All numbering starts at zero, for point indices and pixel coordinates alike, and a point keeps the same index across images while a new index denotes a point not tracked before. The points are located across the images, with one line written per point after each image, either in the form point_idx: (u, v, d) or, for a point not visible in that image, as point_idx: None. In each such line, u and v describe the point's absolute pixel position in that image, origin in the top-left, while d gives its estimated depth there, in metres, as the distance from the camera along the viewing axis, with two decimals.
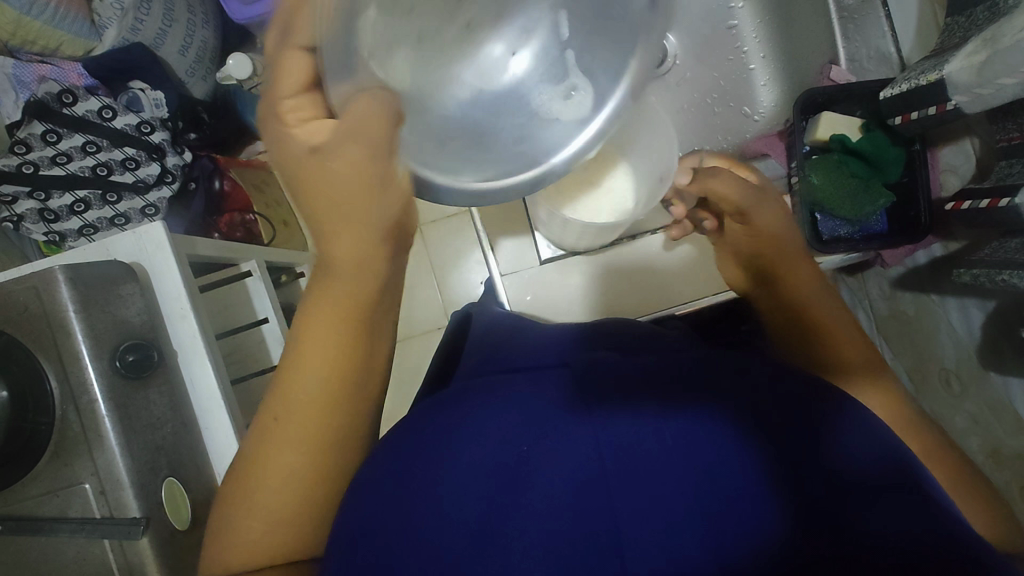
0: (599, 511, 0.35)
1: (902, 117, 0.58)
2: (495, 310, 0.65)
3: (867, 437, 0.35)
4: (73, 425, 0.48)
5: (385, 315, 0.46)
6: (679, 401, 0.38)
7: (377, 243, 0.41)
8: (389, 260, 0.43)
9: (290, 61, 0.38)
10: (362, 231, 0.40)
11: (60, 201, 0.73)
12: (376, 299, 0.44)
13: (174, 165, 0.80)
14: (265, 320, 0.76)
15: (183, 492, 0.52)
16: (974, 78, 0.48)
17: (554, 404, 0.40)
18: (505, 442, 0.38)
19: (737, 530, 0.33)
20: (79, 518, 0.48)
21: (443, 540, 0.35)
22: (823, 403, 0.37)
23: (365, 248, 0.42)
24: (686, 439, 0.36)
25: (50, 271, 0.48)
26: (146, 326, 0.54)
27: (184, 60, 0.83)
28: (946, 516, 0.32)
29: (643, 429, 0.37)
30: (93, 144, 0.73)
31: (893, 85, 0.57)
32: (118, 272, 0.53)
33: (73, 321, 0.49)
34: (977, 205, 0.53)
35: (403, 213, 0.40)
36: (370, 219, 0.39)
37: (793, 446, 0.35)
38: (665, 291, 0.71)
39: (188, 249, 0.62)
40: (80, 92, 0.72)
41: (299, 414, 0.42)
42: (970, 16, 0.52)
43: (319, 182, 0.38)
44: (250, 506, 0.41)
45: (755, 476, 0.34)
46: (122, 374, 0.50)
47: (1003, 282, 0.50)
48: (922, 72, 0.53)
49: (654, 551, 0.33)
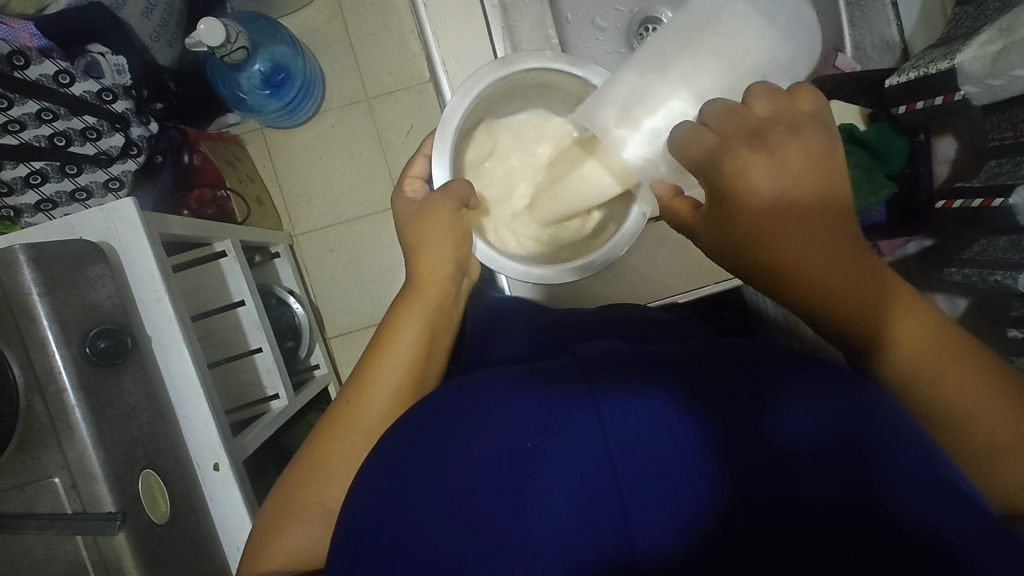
0: (550, 494, 0.34)
1: (906, 108, 0.59)
2: (494, 299, 0.64)
3: (816, 407, 0.34)
4: (40, 416, 0.45)
5: (446, 330, 0.57)
6: (645, 377, 0.37)
7: (445, 267, 0.57)
8: (449, 281, 0.57)
9: (417, 162, 0.67)
10: (427, 254, 0.57)
11: (14, 172, 0.67)
12: (438, 314, 0.56)
13: (138, 136, 0.75)
14: (241, 302, 0.73)
15: (161, 484, 0.50)
16: (986, 69, 0.49)
17: (522, 386, 0.39)
18: (466, 425, 0.37)
19: (682, 511, 0.33)
20: (48, 514, 0.45)
21: (408, 519, 0.35)
22: (788, 379, 0.36)
23: (441, 276, 0.57)
24: (637, 416, 0.35)
25: (10, 249, 0.44)
26: (118, 309, 0.51)
27: (149, 23, 0.79)
28: (896, 498, 0.31)
29: (593, 408, 0.36)
30: (49, 111, 0.67)
31: (898, 74, 0.58)
32: (85, 251, 0.50)
33: (38, 305, 0.45)
34: (970, 205, 0.55)
35: (458, 248, 0.58)
36: (428, 248, 0.57)
37: (740, 420, 0.35)
38: (668, 276, 0.66)
39: (161, 228, 0.58)
40: (32, 53, 0.66)
41: (372, 414, 0.50)
42: (980, 5, 0.53)
43: (427, 243, 0.57)
44: (312, 483, 0.48)
45: (701, 453, 0.34)
46: (93, 361, 0.47)
47: (994, 282, 0.51)
48: (931, 61, 0.54)
49: (607, 532, 0.33)
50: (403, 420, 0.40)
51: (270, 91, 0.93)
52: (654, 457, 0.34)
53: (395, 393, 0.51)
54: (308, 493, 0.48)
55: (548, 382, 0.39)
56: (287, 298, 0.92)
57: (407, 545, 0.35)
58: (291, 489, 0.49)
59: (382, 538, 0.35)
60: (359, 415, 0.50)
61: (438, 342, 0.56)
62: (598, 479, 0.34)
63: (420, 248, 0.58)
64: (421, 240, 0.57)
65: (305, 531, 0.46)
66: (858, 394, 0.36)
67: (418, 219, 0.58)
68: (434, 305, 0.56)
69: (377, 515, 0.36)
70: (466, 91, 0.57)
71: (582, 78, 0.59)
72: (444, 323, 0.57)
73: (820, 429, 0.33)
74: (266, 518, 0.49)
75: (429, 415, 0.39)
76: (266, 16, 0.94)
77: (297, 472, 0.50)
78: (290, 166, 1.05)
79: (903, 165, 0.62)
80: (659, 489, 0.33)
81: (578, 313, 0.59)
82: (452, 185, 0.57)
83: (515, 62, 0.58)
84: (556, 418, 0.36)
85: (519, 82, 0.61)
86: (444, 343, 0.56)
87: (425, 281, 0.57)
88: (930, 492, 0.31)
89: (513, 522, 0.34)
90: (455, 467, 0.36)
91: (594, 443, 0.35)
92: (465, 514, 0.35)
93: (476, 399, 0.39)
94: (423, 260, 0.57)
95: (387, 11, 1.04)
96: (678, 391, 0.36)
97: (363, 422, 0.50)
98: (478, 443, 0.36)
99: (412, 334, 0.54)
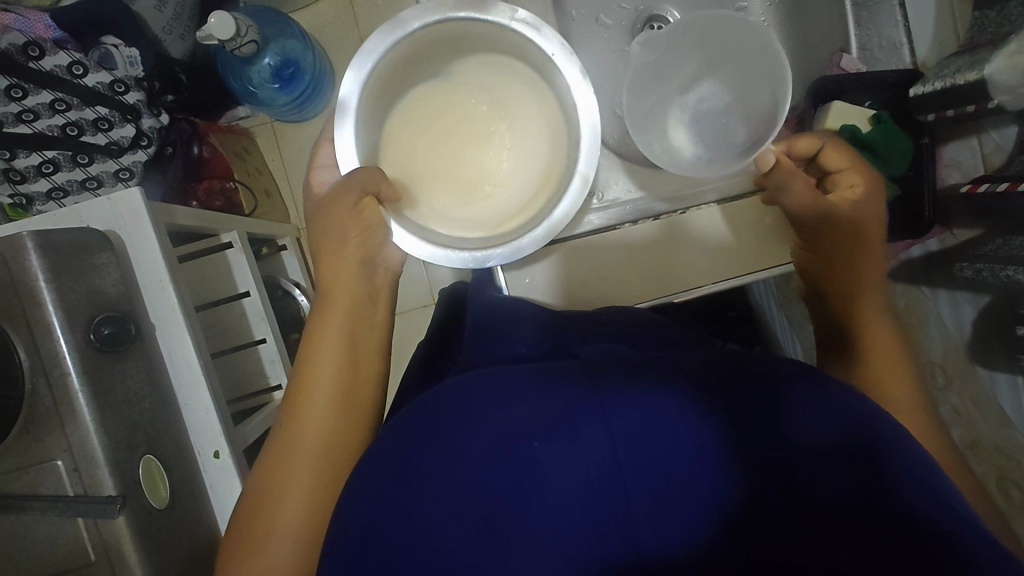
0: (558, 494, 0.35)
1: (935, 115, 0.58)
2: (491, 292, 0.62)
3: (825, 415, 0.35)
4: (44, 399, 0.46)
5: (370, 329, 0.59)
6: (654, 378, 0.37)
7: (354, 270, 0.58)
8: (359, 281, 0.59)
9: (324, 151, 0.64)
10: (335, 259, 0.58)
11: (26, 161, 0.69)
12: (354, 313, 0.58)
13: (149, 128, 0.77)
14: (246, 294, 0.74)
15: (162, 469, 0.51)
16: (1019, 80, 0.49)
17: (525, 383, 0.39)
18: (471, 421, 0.37)
19: (698, 514, 0.33)
20: (51, 496, 0.46)
21: (419, 513, 0.35)
22: (793, 388, 0.36)
23: (350, 280, 0.58)
24: (646, 420, 0.35)
25: (17, 237, 0.45)
26: (122, 297, 0.52)
27: (161, 16, 0.80)
28: (909, 502, 0.31)
29: (596, 412, 0.35)
30: (62, 102, 0.69)
31: (922, 82, 0.58)
32: (91, 240, 0.50)
33: (44, 291, 0.46)
34: (994, 189, 0.52)
35: (361, 245, 0.58)
36: (340, 250, 0.58)
37: (746, 425, 0.35)
38: (667, 272, 0.62)
39: (168, 218, 0.59)
40: (47, 45, 0.67)
41: (316, 425, 0.52)
42: (1002, 10, 0.53)
43: (333, 242, 0.57)
44: (280, 492, 0.48)
45: (711, 457, 0.34)
46: (97, 347, 0.48)
47: (1006, 277, 0.50)
48: (958, 70, 0.54)
49: (617, 533, 0.33)
50: (410, 416, 0.40)
51: (281, 85, 0.93)
52: (662, 462, 0.34)
53: (330, 407, 0.53)
54: (279, 499, 0.48)
55: (552, 384, 0.38)
56: (293, 291, 0.94)
57: (413, 551, 0.34)
58: (265, 488, 0.49)
59: (386, 541, 0.35)
60: (302, 424, 0.52)
61: (365, 348, 0.58)
62: (604, 479, 0.34)
63: (329, 259, 0.58)
64: (333, 239, 0.57)
65: (286, 551, 0.46)
66: (865, 411, 0.36)
67: (321, 216, 0.57)
68: (350, 307, 0.58)
69: (384, 513, 0.36)
70: (356, 66, 0.53)
71: (498, 24, 0.54)
72: (366, 326, 0.59)
73: (829, 440, 0.34)
74: (247, 505, 0.49)
75: (433, 412, 0.38)
76: (276, 9, 0.94)
77: (258, 500, 0.49)
78: (300, 158, 1.06)
79: (905, 168, 0.61)
80: (676, 498, 0.33)
81: (570, 313, 0.58)
82: (356, 174, 0.53)
83: (407, 20, 0.53)
84: (561, 423, 0.36)
85: (432, 39, 0.56)
86: (375, 354, 0.59)
87: (331, 290, 0.58)
88: (938, 500, 0.32)
89: (522, 523, 0.34)
90: (463, 464, 0.36)
91: (601, 443, 0.35)
92: (472, 509, 0.35)
93: (474, 396, 0.38)
94: (331, 264, 0.58)
95: (398, 6, 1.05)
96: (686, 397, 0.36)
97: (306, 434, 0.51)
98: (484, 442, 0.36)
99: (339, 350, 0.55)
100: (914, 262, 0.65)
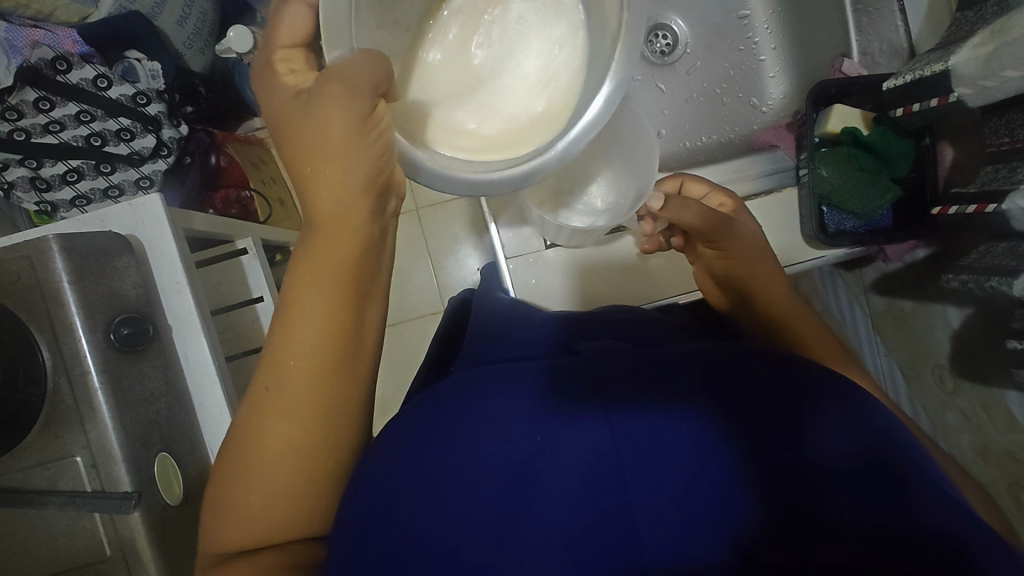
0: (562, 494, 0.35)
1: (904, 109, 0.58)
2: (496, 296, 0.63)
3: (828, 424, 0.36)
4: (65, 397, 0.48)
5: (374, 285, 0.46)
6: (668, 390, 0.38)
7: (359, 192, 0.43)
8: (368, 213, 0.44)
9: (290, 16, 0.42)
10: (337, 178, 0.43)
11: (52, 170, 0.72)
12: (357, 261, 0.44)
13: (168, 138, 0.79)
14: (260, 298, 0.76)
15: (175, 467, 0.52)
16: (980, 70, 0.47)
17: (534, 394, 0.39)
18: (481, 419, 0.38)
19: (702, 519, 0.33)
20: (69, 491, 0.48)
21: (425, 507, 0.35)
22: (804, 402, 0.37)
23: (352, 207, 0.44)
24: (652, 428, 0.36)
25: (44, 240, 0.47)
26: (142, 299, 0.53)
27: (182, 31, 0.82)
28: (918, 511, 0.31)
29: (602, 423, 0.36)
30: (87, 113, 0.72)
31: (894, 77, 0.58)
32: (114, 244, 0.52)
33: (67, 292, 0.48)
34: (964, 209, 0.54)
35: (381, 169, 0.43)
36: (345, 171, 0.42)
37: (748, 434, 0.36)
38: (666, 275, 0.65)
39: (186, 223, 0.61)
40: (74, 59, 0.70)
41: (288, 383, 0.42)
42: (980, 10, 0.52)
43: (319, 147, 0.42)
44: (257, 460, 0.41)
45: (717, 466, 0.35)
46: (116, 347, 0.50)
47: (989, 289, 0.47)
48: (925, 63, 0.53)
49: (621, 532, 0.33)
50: (420, 410, 0.41)
51: None
52: (665, 466, 0.35)
53: (315, 372, 0.42)
54: (262, 463, 0.41)
55: (558, 390, 0.39)
56: None
57: (413, 545, 0.34)
58: (242, 452, 0.41)
59: (387, 536, 0.34)
60: (288, 390, 0.41)
61: (369, 306, 0.46)
62: (606, 480, 0.35)
63: (310, 174, 0.44)
64: (314, 149, 0.42)
65: (270, 513, 0.40)
66: (875, 420, 0.36)
67: (309, 112, 0.41)
68: (351, 248, 0.44)
69: (386, 501, 0.35)
70: None
71: None
72: (371, 270, 0.45)
73: (833, 455, 0.35)
74: (227, 469, 0.42)
75: (438, 408, 0.40)
76: None
77: (235, 464, 0.41)
78: None
79: (909, 169, 0.62)
80: (677, 506, 0.33)
81: (578, 312, 0.59)
82: (355, 62, 0.38)
83: None
84: (569, 426, 0.37)
85: None
86: (377, 301, 0.47)
87: (327, 218, 0.44)
88: (943, 505, 0.31)
89: (527, 522, 0.34)
90: (470, 460, 0.36)
91: (604, 445, 0.36)
92: (476, 505, 0.35)
93: (482, 396, 0.39)
94: (323, 186, 0.43)
95: None
96: (696, 411, 0.37)
97: (284, 402, 0.41)
98: (491, 440, 0.37)
99: (333, 298, 0.42)
100: (921, 265, 0.65)
